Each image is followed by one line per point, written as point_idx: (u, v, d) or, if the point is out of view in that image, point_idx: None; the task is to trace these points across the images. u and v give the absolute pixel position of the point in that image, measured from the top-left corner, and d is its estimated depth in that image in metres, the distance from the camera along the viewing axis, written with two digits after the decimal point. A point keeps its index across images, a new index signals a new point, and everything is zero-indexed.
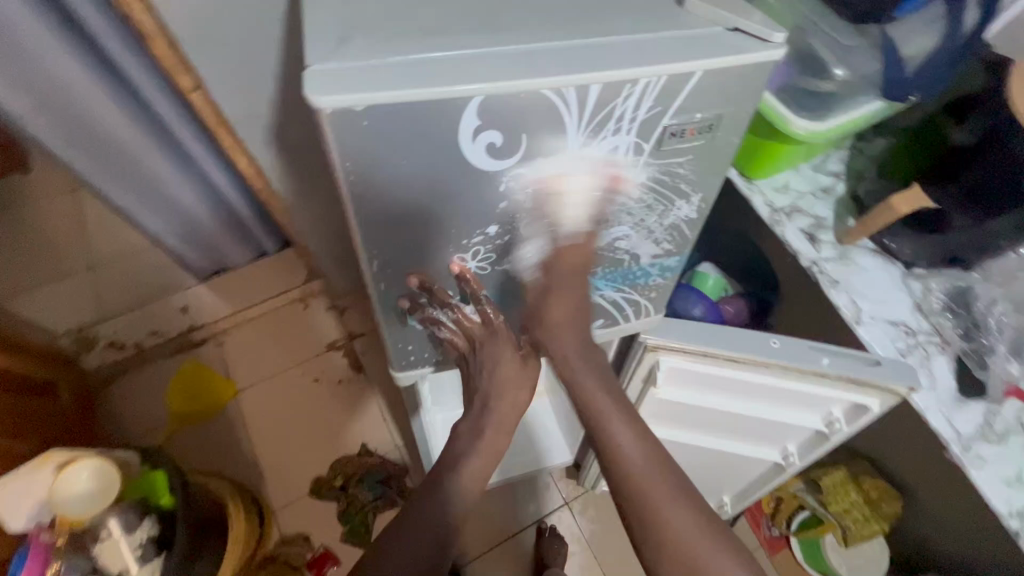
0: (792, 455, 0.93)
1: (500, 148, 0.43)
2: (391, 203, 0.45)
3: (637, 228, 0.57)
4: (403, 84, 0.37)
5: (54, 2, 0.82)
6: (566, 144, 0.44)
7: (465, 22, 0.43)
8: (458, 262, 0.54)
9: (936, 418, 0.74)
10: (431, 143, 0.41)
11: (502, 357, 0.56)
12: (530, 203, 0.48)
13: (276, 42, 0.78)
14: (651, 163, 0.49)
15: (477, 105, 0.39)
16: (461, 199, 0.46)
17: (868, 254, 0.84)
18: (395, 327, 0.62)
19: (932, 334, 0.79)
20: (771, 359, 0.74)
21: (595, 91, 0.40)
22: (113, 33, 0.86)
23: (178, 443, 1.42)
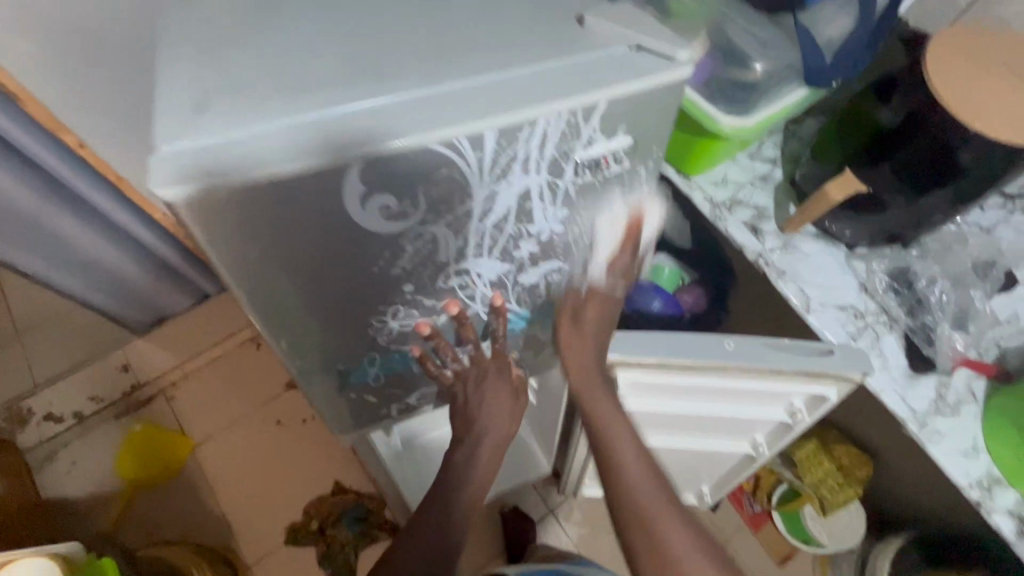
0: (761, 445, 0.93)
1: (397, 210, 0.38)
2: (284, 280, 0.40)
3: (571, 259, 0.53)
4: (267, 159, 0.33)
5: None
6: (471, 195, 0.40)
7: (344, 72, 0.38)
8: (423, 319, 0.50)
9: (891, 398, 0.75)
10: (314, 215, 0.36)
11: (499, 386, 0.63)
12: (444, 257, 0.44)
13: None
14: (571, 197, 0.45)
15: (358, 169, 0.35)
16: (365, 264, 0.41)
17: (811, 239, 0.84)
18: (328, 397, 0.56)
19: (880, 314, 0.79)
20: (727, 362, 0.73)
21: (490, 138, 0.37)
22: None
23: (134, 513, 1.33)
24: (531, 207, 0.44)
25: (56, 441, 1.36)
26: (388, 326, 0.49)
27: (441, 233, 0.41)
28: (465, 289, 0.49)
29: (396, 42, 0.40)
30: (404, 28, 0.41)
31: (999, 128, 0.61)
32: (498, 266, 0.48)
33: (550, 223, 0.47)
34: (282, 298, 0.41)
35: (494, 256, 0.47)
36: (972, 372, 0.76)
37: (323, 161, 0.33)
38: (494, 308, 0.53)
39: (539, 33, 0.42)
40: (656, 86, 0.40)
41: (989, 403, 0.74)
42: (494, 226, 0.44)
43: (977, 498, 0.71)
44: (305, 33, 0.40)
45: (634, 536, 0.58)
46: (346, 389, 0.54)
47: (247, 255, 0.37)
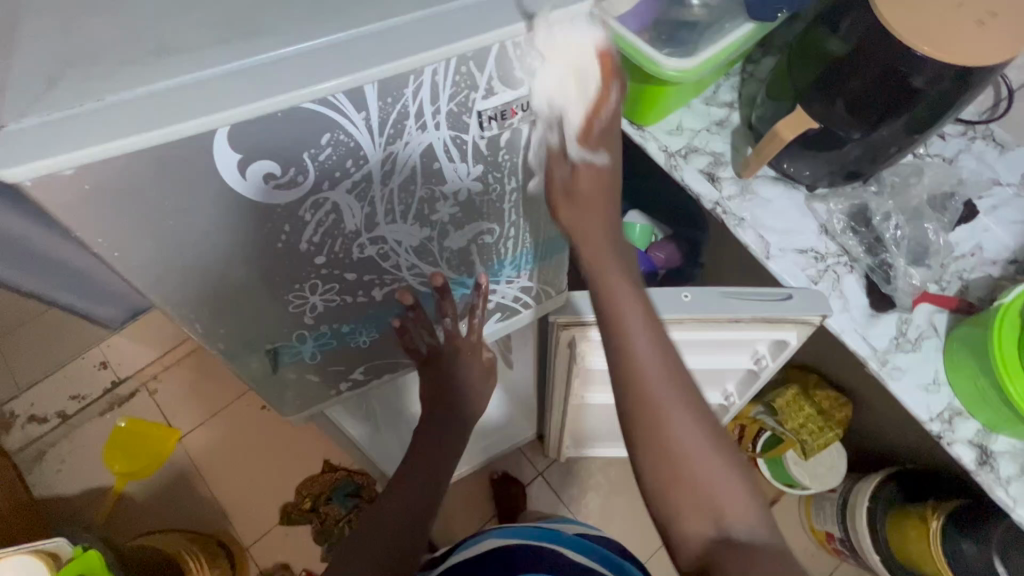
0: (732, 394, 0.93)
1: (285, 178, 0.36)
2: (177, 263, 0.38)
3: (501, 220, 0.51)
4: (119, 129, 0.30)
5: None
6: (367, 157, 0.37)
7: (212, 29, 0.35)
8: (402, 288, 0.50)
9: (852, 338, 0.74)
10: (192, 190, 0.34)
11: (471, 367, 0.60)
12: (353, 226, 0.42)
13: None
14: (483, 153, 0.43)
15: (227, 136, 0.32)
16: (264, 240, 0.39)
17: (770, 182, 0.82)
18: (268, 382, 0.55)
19: (840, 255, 0.77)
20: (684, 314, 0.72)
21: (372, 92, 0.34)
22: None
23: (126, 505, 1.35)
24: (438, 164, 0.41)
25: (43, 441, 1.37)
26: (308, 303, 0.46)
27: (342, 200, 0.39)
28: (386, 258, 0.47)
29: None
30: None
31: (957, 43, 0.59)
32: (416, 231, 0.46)
33: (465, 183, 0.44)
34: (182, 283, 0.39)
35: (409, 220, 0.44)
36: (933, 306, 0.76)
37: (181, 129, 0.31)
38: (425, 276, 0.51)
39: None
40: (553, 24, 0.37)
41: (950, 336, 0.74)
42: (403, 189, 0.41)
43: (938, 431, 0.71)
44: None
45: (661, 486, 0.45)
46: (279, 368, 0.53)
47: (128, 239, 0.35)
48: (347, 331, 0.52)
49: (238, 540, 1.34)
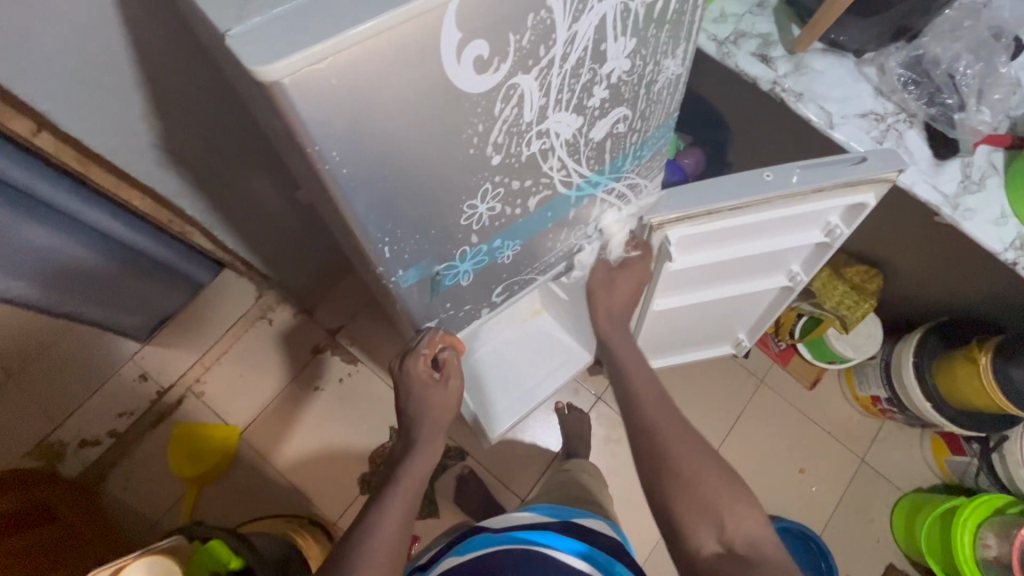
0: (798, 274, 0.98)
1: (488, 62, 0.34)
2: (382, 173, 0.37)
3: (633, 106, 0.50)
4: (359, 12, 0.28)
5: None
6: (555, 36, 0.37)
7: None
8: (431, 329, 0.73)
9: (923, 189, 0.78)
10: (413, 81, 0.32)
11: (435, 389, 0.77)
12: (529, 117, 0.41)
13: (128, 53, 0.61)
14: (638, 25, 0.42)
15: (453, 13, 0.30)
16: (459, 139, 0.38)
17: (820, 55, 0.83)
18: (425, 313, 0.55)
19: (899, 113, 0.80)
20: (770, 192, 0.74)
21: None
22: None
23: (205, 506, 1.34)
24: (605, 42, 0.41)
25: (101, 464, 1.33)
26: (476, 214, 0.46)
27: (529, 88, 0.38)
28: (545, 156, 0.46)
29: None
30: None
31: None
32: (572, 121, 0.45)
33: (617, 62, 0.44)
34: (383, 198, 0.39)
35: (571, 109, 0.44)
36: (989, 146, 0.80)
37: (419, 6, 0.29)
38: (568, 175, 0.51)
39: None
40: None
41: (1010, 170, 0.78)
42: (576, 71, 0.41)
43: (1012, 260, 0.76)
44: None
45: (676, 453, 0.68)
46: (437, 294, 0.53)
47: (351, 147, 0.34)
48: (498, 245, 0.52)
49: (324, 517, 1.35)
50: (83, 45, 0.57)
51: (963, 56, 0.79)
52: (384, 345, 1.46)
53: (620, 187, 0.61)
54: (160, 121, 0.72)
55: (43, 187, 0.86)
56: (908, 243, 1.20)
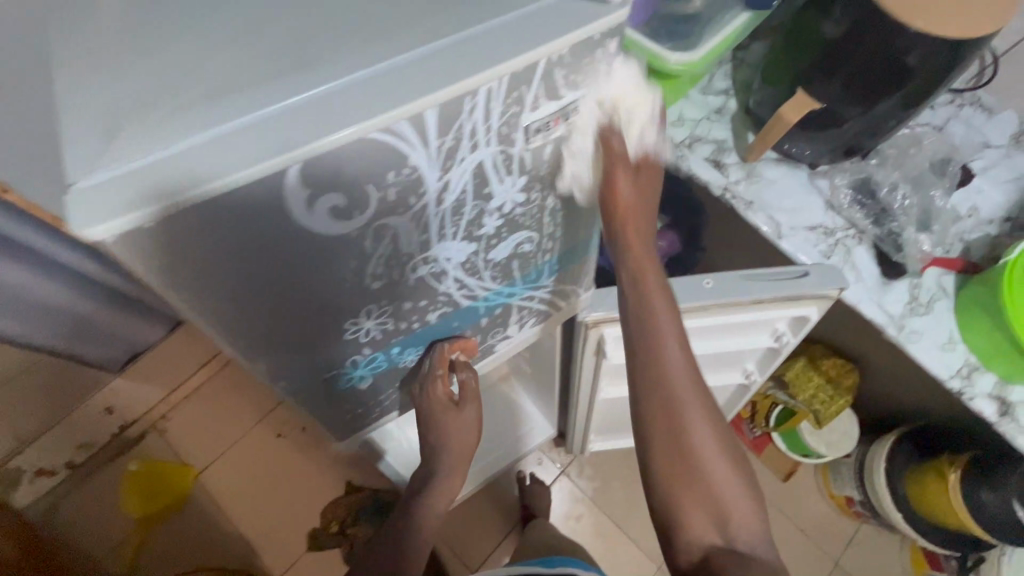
0: (753, 373, 0.96)
1: (347, 208, 0.36)
2: (243, 303, 0.38)
3: (539, 228, 0.51)
4: (191, 178, 0.30)
5: None
6: (425, 184, 0.38)
7: (252, 63, 0.35)
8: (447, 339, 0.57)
9: (868, 307, 0.77)
10: (257, 228, 0.33)
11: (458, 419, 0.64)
12: (409, 250, 0.42)
13: None
14: (526, 165, 0.43)
15: (295, 174, 0.32)
16: (327, 272, 0.39)
17: (773, 164, 0.84)
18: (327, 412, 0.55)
19: (848, 228, 0.80)
20: (708, 301, 0.73)
21: (431, 117, 0.34)
22: None
23: (151, 547, 1.32)
24: (488, 184, 0.42)
25: (54, 495, 1.33)
26: (363, 329, 0.46)
27: (402, 227, 0.40)
28: (437, 278, 0.47)
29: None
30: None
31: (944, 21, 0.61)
32: (465, 248, 0.46)
33: (507, 196, 0.45)
34: (249, 323, 0.39)
35: (459, 239, 0.45)
36: (940, 268, 0.79)
37: (254, 172, 0.30)
38: (470, 290, 0.52)
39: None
40: (597, 33, 0.37)
41: (960, 296, 0.77)
42: (458, 209, 0.42)
43: (959, 388, 0.74)
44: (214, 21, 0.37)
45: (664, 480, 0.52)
46: (333, 397, 0.52)
47: (201, 285, 0.35)
48: (397, 351, 0.52)
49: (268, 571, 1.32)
50: None
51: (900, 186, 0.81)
52: None
53: (540, 293, 0.62)
54: None
55: (18, 230, 0.89)
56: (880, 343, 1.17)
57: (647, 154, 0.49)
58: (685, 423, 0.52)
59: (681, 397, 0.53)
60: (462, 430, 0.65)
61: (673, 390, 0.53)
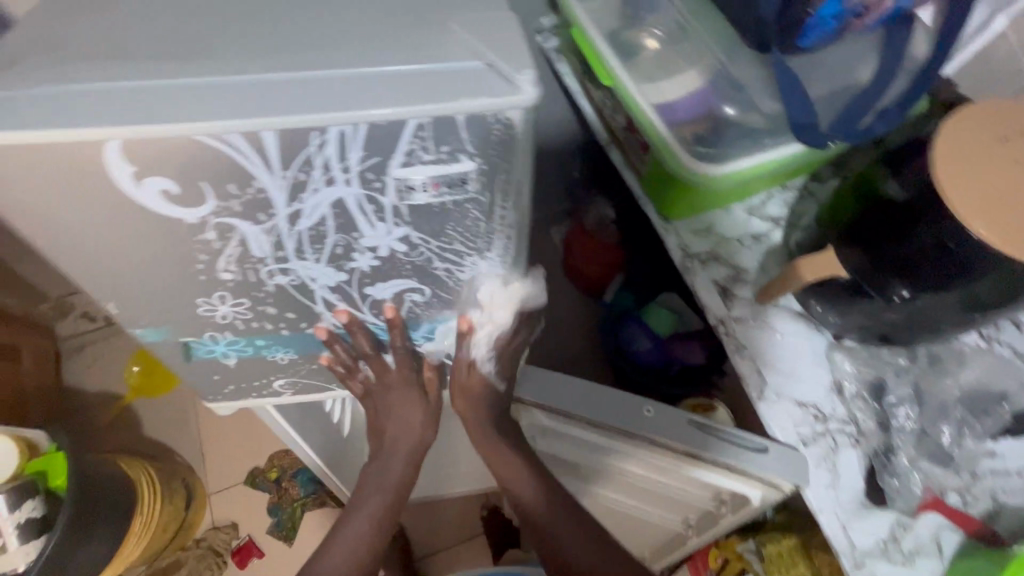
0: (690, 526, 0.84)
1: (183, 196, 0.36)
2: (79, 247, 0.39)
3: (429, 282, 0.49)
4: (19, 120, 0.32)
5: None
6: (271, 199, 0.37)
7: (161, 39, 0.37)
8: (393, 308, 0.52)
9: (829, 523, 0.63)
10: (85, 183, 0.35)
11: (407, 398, 0.65)
12: (260, 256, 0.42)
13: None
14: (402, 218, 0.41)
15: (119, 148, 0.33)
16: (166, 248, 0.40)
17: (790, 316, 0.73)
18: (194, 373, 0.56)
19: (846, 423, 0.67)
20: (637, 429, 0.65)
21: (271, 138, 0.34)
22: None
23: (131, 416, 1.47)
24: (356, 223, 0.41)
25: (86, 336, 1.54)
26: (217, 311, 0.47)
27: (249, 232, 0.40)
28: (303, 291, 0.47)
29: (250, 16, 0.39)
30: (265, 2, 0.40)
31: (970, 182, 0.51)
32: (335, 274, 0.46)
33: (380, 240, 0.43)
34: (85, 265, 0.41)
35: (325, 264, 0.44)
36: (943, 519, 0.64)
37: (72, 132, 0.32)
38: (346, 316, 0.52)
39: (403, 29, 0.39)
40: (481, 110, 0.35)
41: (955, 564, 0.62)
42: (317, 236, 0.41)
43: None
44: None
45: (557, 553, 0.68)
46: (192, 360, 0.53)
47: (33, 222, 0.37)
48: (263, 345, 0.53)
49: (204, 485, 1.40)
50: None
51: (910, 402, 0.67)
52: None
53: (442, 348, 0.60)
54: None
55: None
56: None
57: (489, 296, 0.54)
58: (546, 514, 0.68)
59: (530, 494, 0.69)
60: (426, 412, 0.67)
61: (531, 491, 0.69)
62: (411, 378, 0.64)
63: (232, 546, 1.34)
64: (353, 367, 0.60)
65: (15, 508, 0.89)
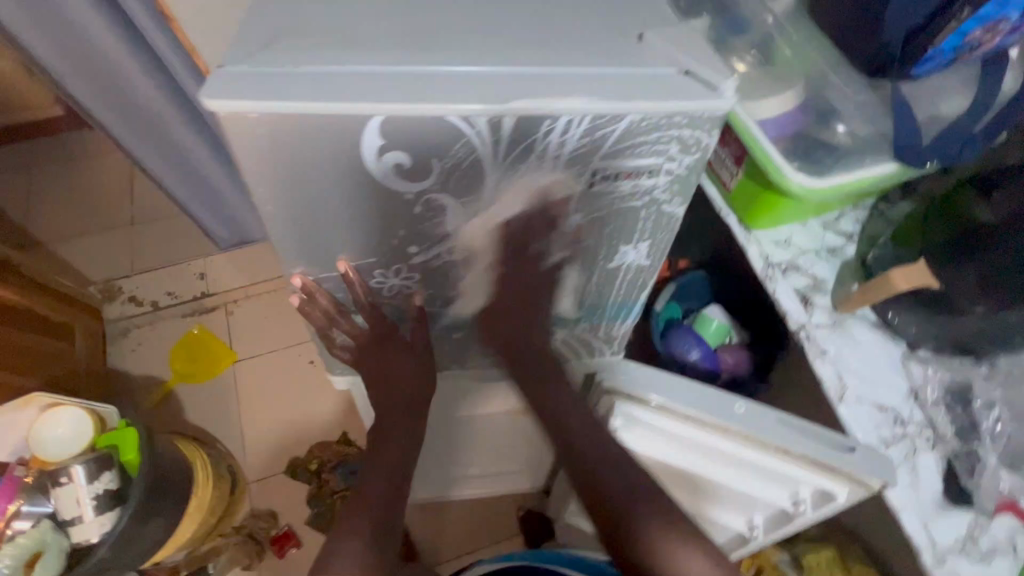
0: (756, 527, 0.87)
1: (410, 170, 0.41)
2: (298, 211, 0.43)
3: (579, 269, 0.54)
4: (300, 94, 0.36)
5: None
6: (484, 178, 0.42)
7: (396, 35, 0.42)
8: (344, 262, 0.49)
9: (911, 521, 0.67)
10: (334, 154, 0.39)
11: (390, 360, 0.59)
12: (450, 231, 0.46)
13: None
14: (582, 202, 0.46)
15: (377, 125, 0.37)
16: (375, 220, 0.45)
17: (867, 326, 0.77)
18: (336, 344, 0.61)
19: (924, 427, 0.71)
20: (729, 422, 0.69)
21: (509, 123, 0.38)
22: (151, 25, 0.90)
23: (172, 401, 1.48)
24: (545, 206, 0.45)
25: (131, 321, 1.55)
26: (387, 282, 0.52)
27: (451, 207, 0.44)
28: (471, 269, 0.51)
29: (467, 21, 0.45)
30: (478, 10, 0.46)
31: None
32: (503, 251, 0.50)
33: (555, 221, 0.47)
34: (296, 226, 0.45)
35: (500, 244, 0.49)
36: (1016, 523, 0.67)
37: (346, 107, 0.36)
38: (499, 298, 0.57)
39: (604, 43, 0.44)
40: (683, 111, 0.40)
41: None
42: (506, 216, 0.46)
43: None
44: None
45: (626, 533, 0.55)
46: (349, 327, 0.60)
47: (272, 185, 0.41)
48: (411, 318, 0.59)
49: (244, 472, 1.42)
50: None
51: (999, 407, 0.71)
52: None
53: (564, 334, 0.64)
54: None
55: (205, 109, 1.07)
56: None
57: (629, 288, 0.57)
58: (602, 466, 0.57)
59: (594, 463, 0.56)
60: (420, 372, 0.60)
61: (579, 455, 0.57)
62: (384, 337, 0.57)
63: (270, 535, 1.35)
64: (327, 328, 0.58)
65: (93, 478, 0.91)
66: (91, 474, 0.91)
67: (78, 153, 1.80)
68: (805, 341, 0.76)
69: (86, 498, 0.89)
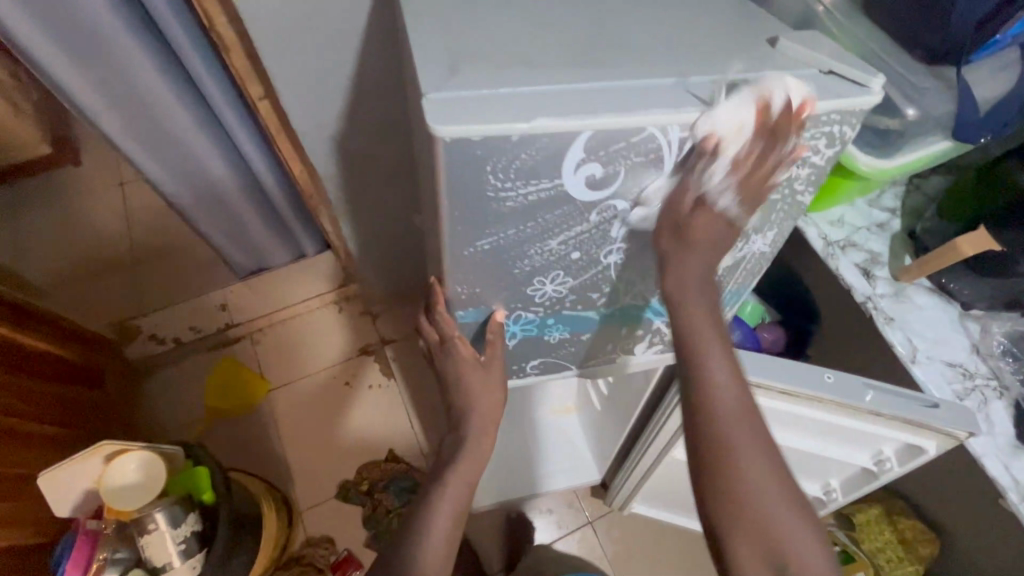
0: (834, 490, 0.93)
1: (597, 179, 0.50)
2: (492, 217, 0.51)
3: (712, 259, 0.60)
4: (521, 117, 0.43)
5: (150, 22, 0.85)
6: (657, 177, 0.50)
7: (562, 65, 0.48)
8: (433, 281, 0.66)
9: (994, 464, 0.74)
10: (540, 166, 0.47)
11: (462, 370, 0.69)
12: (612, 231, 0.56)
13: (351, 72, 0.79)
14: (730, 199, 0.53)
15: (584, 138, 0.45)
16: (557, 221, 0.53)
17: (925, 292, 0.84)
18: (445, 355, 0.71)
19: (990, 378, 0.78)
20: (825, 393, 0.73)
21: (692, 129, 0.46)
22: (196, 53, 0.87)
23: (211, 438, 1.45)
24: (700, 202, 0.53)
25: (155, 360, 1.51)
26: (540, 286, 0.62)
27: (620, 207, 0.53)
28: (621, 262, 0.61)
29: (614, 46, 0.49)
30: (621, 36, 0.50)
31: None
32: (654, 252, 0.58)
33: None
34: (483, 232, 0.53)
35: (652, 241, 0.57)
36: None
37: (563, 125, 0.43)
38: (634, 292, 0.64)
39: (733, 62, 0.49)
40: (839, 109, 0.46)
41: None
42: (665, 211, 0.53)
43: None
44: (538, 30, 0.50)
45: (722, 510, 0.52)
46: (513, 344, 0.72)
47: (475, 200, 0.49)
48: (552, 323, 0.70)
49: (294, 501, 1.39)
50: (329, 42, 0.74)
51: None
52: (421, 371, 1.54)
53: None
54: (347, 122, 0.89)
55: (240, 136, 1.04)
56: (966, 518, 1.06)
57: (752, 270, 0.63)
58: (736, 444, 0.52)
59: (733, 421, 0.53)
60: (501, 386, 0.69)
61: (735, 444, 0.52)
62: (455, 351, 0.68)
63: (330, 562, 1.33)
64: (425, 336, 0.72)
65: (178, 523, 0.91)
66: (173, 520, 0.91)
67: (70, 188, 1.72)
68: (874, 311, 0.82)
69: (172, 544, 0.90)
